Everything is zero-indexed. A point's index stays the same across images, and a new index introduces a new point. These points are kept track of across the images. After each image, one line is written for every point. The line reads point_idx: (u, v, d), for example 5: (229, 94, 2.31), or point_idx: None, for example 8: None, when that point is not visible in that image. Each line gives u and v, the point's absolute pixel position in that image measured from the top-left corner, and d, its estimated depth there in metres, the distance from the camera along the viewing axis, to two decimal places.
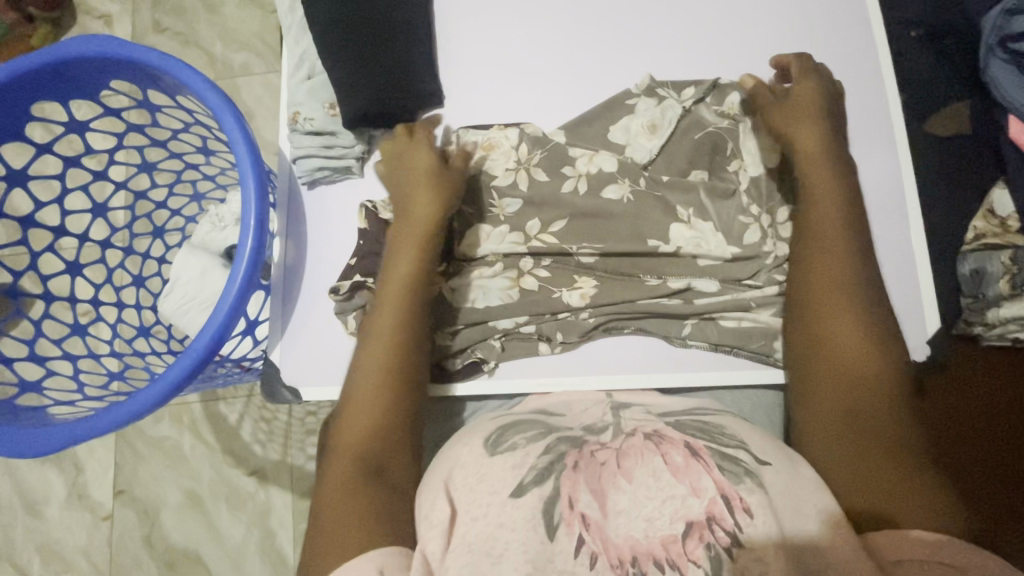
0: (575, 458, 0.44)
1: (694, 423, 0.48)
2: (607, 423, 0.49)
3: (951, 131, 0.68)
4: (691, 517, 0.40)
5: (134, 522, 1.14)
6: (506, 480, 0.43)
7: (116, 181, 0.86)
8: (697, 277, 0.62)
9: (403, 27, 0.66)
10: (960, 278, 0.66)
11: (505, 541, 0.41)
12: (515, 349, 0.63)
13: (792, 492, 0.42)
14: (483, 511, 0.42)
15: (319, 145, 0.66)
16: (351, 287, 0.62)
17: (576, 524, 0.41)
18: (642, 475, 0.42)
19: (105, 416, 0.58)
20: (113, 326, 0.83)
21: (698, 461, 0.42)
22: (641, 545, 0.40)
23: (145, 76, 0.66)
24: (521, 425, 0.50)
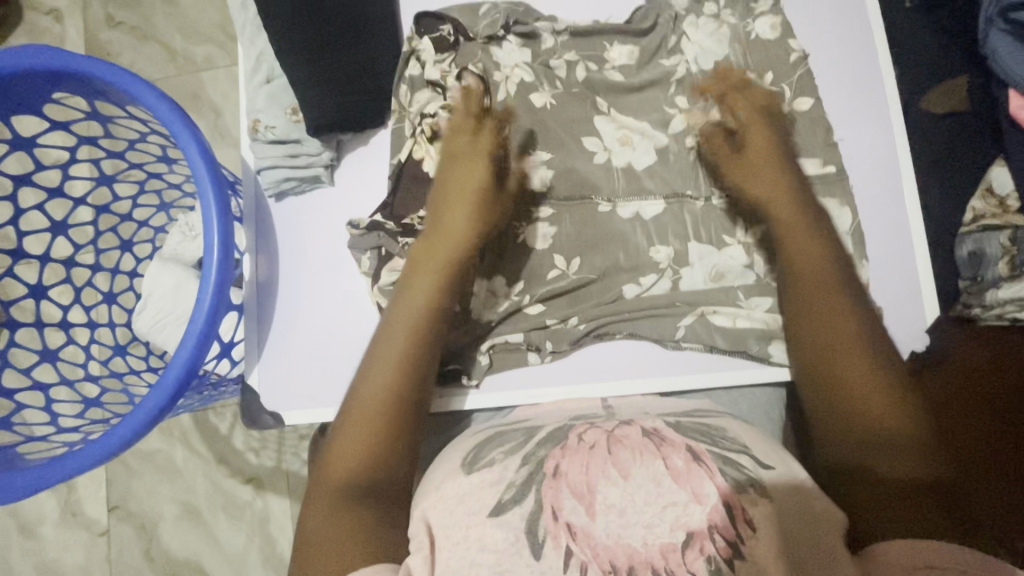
0: (554, 464, 0.41)
1: (694, 425, 0.47)
2: (599, 414, 0.51)
3: (949, 106, 0.65)
4: (692, 526, 0.38)
5: (132, 537, 1.12)
6: (484, 501, 0.41)
7: (76, 197, 0.81)
8: (635, 133, 0.64)
9: (370, 18, 0.62)
10: (958, 261, 0.63)
11: (485, 566, 0.39)
12: (496, 262, 0.61)
13: (795, 503, 0.41)
14: (463, 535, 0.40)
15: (284, 155, 0.62)
16: (370, 223, 0.60)
17: (562, 536, 0.38)
18: (642, 477, 0.40)
19: (77, 456, 0.55)
20: (87, 348, 0.79)
21: (701, 466, 0.40)
22: (639, 553, 0.37)
23: (90, 87, 0.61)
24: (498, 440, 0.48)
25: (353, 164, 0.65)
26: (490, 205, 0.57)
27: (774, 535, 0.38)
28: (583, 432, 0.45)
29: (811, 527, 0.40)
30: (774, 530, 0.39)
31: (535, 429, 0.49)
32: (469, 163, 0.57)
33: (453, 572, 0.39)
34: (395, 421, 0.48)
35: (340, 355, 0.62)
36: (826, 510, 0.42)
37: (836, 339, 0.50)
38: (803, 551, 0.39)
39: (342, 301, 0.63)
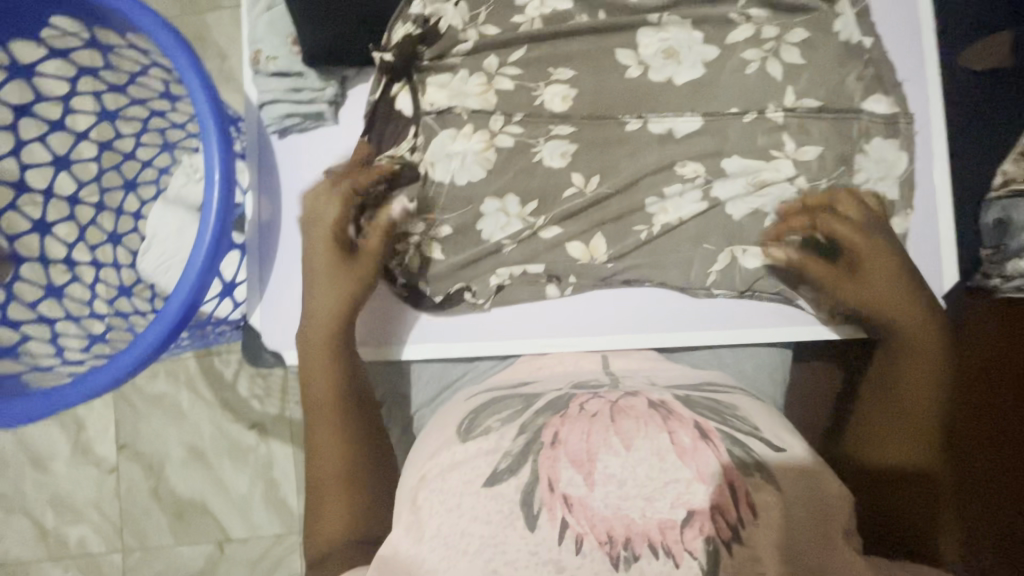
0: (553, 431, 0.39)
1: (704, 399, 0.43)
2: (602, 380, 0.47)
3: (989, 64, 0.62)
4: (694, 504, 0.35)
5: (140, 475, 1.15)
6: (480, 470, 0.39)
7: (78, 131, 0.79)
8: (681, 48, 0.59)
9: None
10: (982, 229, 0.61)
11: (477, 537, 0.36)
12: (513, 178, 0.59)
13: (801, 481, 0.39)
14: (456, 502, 0.38)
15: (286, 89, 0.60)
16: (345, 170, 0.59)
17: (557, 507, 0.36)
18: (645, 450, 0.37)
19: (80, 385, 0.56)
20: (92, 286, 0.79)
21: (708, 444, 0.37)
22: (636, 526, 0.35)
23: (87, 10, 0.59)
24: (495, 407, 0.45)
25: (356, 100, 0.63)
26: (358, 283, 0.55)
27: (779, 528, 0.36)
28: (583, 399, 0.42)
29: (824, 534, 0.38)
30: (779, 519, 0.36)
31: (534, 395, 0.46)
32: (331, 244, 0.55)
33: (444, 538, 0.37)
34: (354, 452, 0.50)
35: None
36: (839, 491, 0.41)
37: (883, 361, 0.53)
38: (805, 542, 0.37)
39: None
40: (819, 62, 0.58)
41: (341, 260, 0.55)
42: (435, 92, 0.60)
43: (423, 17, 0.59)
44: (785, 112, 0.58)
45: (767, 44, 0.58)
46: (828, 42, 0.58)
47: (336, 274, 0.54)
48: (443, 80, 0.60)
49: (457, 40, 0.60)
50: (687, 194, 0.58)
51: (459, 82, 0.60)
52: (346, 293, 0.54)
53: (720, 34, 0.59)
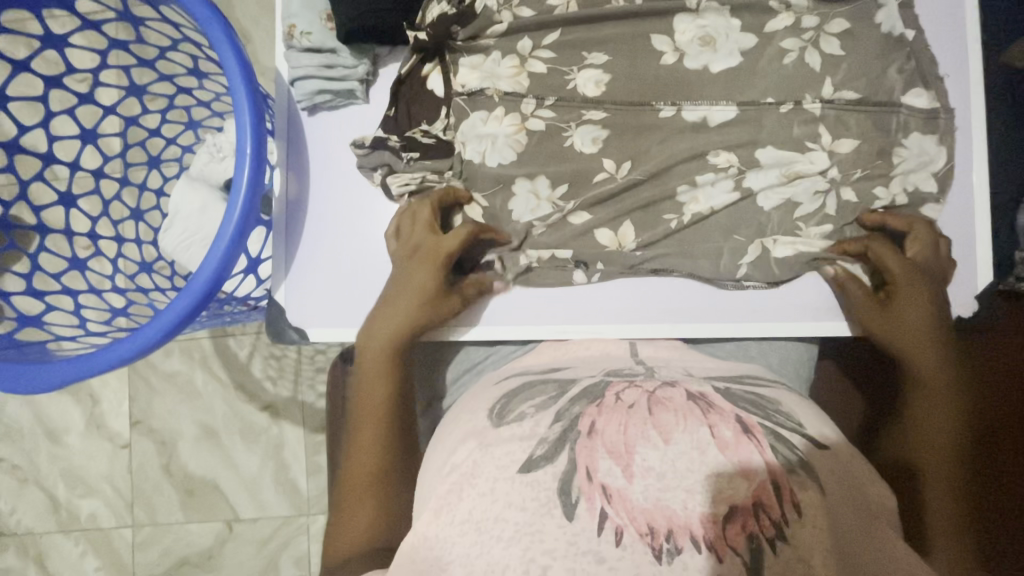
0: (589, 422, 0.38)
1: (745, 393, 0.42)
2: (636, 370, 0.46)
3: None
4: (736, 500, 0.34)
5: (153, 452, 1.16)
6: (515, 455, 0.38)
7: (105, 105, 0.79)
8: (718, 35, 0.59)
9: None
10: (1021, 231, 0.60)
11: (511, 523, 0.35)
12: (543, 162, 0.59)
13: (847, 480, 0.37)
14: (489, 488, 0.37)
15: (319, 65, 0.60)
16: (374, 141, 0.60)
17: (596, 498, 0.35)
18: (685, 443, 0.36)
19: (106, 354, 0.56)
20: (115, 260, 0.79)
21: (751, 439, 0.36)
22: (678, 518, 0.34)
23: None
24: (529, 392, 0.44)
25: (388, 79, 0.63)
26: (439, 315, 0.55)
27: (827, 531, 0.34)
28: (618, 388, 0.42)
29: (879, 542, 0.36)
30: (826, 522, 0.34)
31: (568, 381, 0.46)
32: (427, 274, 0.55)
33: (476, 523, 0.36)
34: (388, 440, 0.50)
35: (375, 267, 0.62)
36: (881, 498, 0.39)
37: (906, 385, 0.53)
38: (853, 547, 0.35)
39: (376, 226, 0.62)
40: (860, 54, 0.57)
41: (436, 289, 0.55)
42: (467, 71, 0.60)
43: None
44: (823, 103, 0.57)
45: (807, 34, 0.58)
46: (869, 34, 0.57)
47: (423, 301, 0.54)
48: (475, 62, 0.60)
49: (491, 22, 0.60)
50: (719, 184, 0.58)
51: (492, 64, 0.60)
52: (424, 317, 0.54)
53: (759, 23, 0.58)
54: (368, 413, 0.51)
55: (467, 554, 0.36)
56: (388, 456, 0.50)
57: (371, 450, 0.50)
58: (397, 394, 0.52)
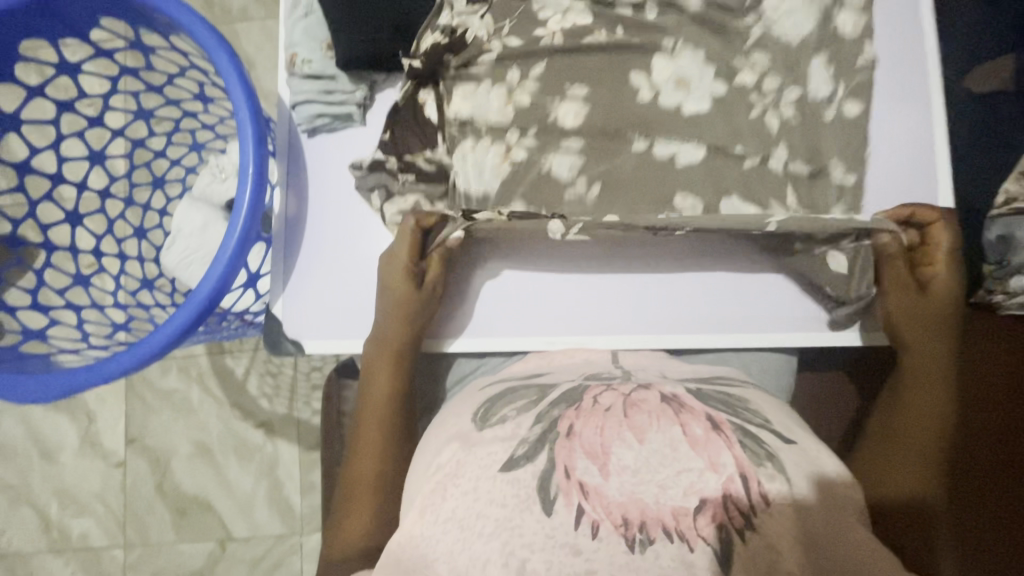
0: (567, 423, 0.41)
1: (716, 394, 0.45)
2: (615, 374, 0.49)
3: (992, 86, 0.64)
4: (706, 493, 0.36)
5: (146, 470, 1.17)
6: (497, 456, 0.40)
7: (113, 128, 0.83)
8: (691, 79, 0.62)
9: None
10: (986, 245, 0.62)
11: (492, 519, 0.37)
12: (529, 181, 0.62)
13: (812, 471, 0.40)
14: (472, 486, 0.39)
15: (318, 91, 0.64)
16: (370, 162, 0.63)
17: (573, 495, 0.37)
18: (658, 441, 0.39)
19: (107, 365, 0.58)
20: (117, 277, 0.81)
21: (720, 436, 0.39)
22: (651, 510, 0.36)
23: (136, 14, 0.63)
24: (510, 396, 0.47)
25: (384, 104, 0.66)
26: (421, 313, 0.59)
27: (791, 518, 0.37)
28: (596, 392, 0.44)
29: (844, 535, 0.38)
30: (790, 512, 0.37)
31: (550, 386, 0.48)
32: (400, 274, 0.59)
33: (460, 520, 0.38)
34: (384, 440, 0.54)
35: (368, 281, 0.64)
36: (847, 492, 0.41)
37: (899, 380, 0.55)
38: (819, 536, 0.37)
39: (369, 242, 0.65)
40: None
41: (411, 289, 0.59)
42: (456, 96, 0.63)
43: (449, 27, 0.62)
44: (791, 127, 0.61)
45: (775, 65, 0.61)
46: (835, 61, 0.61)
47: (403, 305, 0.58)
48: (467, 90, 0.63)
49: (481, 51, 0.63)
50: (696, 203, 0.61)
51: (483, 94, 0.63)
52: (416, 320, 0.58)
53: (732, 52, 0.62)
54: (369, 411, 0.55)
55: (451, 549, 0.37)
56: (386, 456, 0.53)
57: (371, 451, 0.53)
58: (395, 397, 0.56)
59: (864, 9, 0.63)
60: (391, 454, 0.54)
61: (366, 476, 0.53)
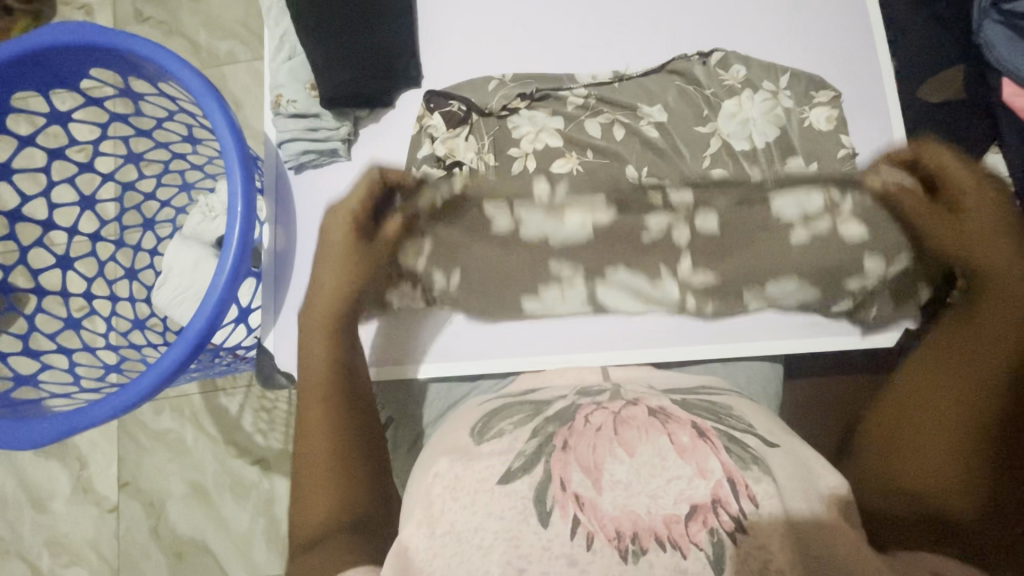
0: (562, 438, 0.41)
1: (701, 403, 0.46)
2: (604, 387, 0.51)
3: (945, 97, 0.67)
4: (696, 499, 0.37)
5: (140, 514, 1.14)
6: (495, 468, 0.41)
7: (103, 173, 0.84)
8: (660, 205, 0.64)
9: (389, 45, 0.66)
10: None
11: (490, 530, 0.38)
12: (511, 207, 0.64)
13: (799, 475, 0.41)
14: (473, 500, 0.40)
15: (304, 128, 0.66)
16: None
17: (570, 506, 0.38)
18: (648, 452, 0.39)
19: (99, 407, 0.58)
20: (108, 319, 0.82)
21: (706, 443, 0.40)
22: (643, 521, 0.37)
23: (127, 63, 0.65)
24: (505, 411, 0.48)
25: (368, 139, 0.68)
26: (364, 272, 0.58)
27: (782, 520, 0.37)
28: (587, 410, 0.44)
29: (835, 535, 0.39)
30: (780, 515, 0.37)
31: (546, 401, 0.49)
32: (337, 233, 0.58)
33: (457, 534, 0.39)
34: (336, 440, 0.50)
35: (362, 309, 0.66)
36: (837, 495, 0.42)
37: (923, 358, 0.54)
38: (809, 538, 0.38)
39: None
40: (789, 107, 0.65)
41: (354, 246, 0.58)
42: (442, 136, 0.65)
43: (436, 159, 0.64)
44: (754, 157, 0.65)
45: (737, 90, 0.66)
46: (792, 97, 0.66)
47: (343, 259, 0.57)
48: (447, 218, 0.63)
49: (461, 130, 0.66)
50: (672, 222, 0.64)
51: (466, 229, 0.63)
52: (348, 279, 0.57)
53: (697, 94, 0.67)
54: (311, 404, 0.52)
55: (448, 566, 0.38)
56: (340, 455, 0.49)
57: (321, 453, 0.49)
58: (338, 391, 0.53)
59: (813, 64, 0.69)
60: (347, 452, 0.50)
61: (321, 486, 0.48)
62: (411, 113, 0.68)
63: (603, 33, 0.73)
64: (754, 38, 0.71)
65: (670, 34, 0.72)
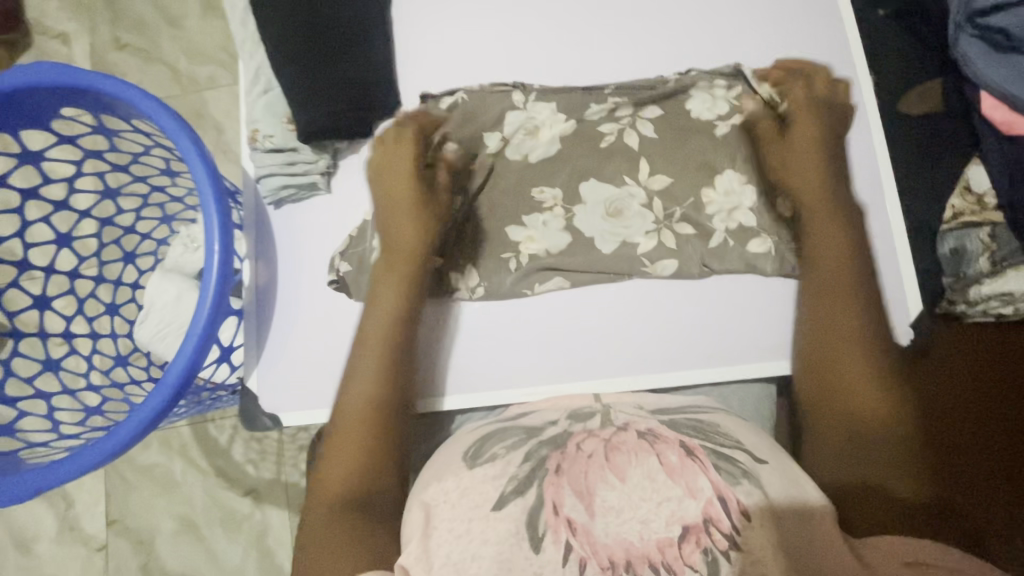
0: (556, 462, 0.40)
1: (687, 420, 0.45)
2: (594, 409, 0.49)
3: (923, 110, 0.68)
4: (688, 520, 0.37)
5: (130, 552, 1.12)
6: (488, 493, 0.40)
7: (80, 209, 0.83)
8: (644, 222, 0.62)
9: (354, 74, 0.64)
10: (942, 259, 0.64)
11: (488, 557, 0.37)
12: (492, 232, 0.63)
13: (792, 492, 0.40)
14: (466, 527, 0.39)
15: (281, 163, 0.65)
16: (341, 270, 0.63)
17: (562, 531, 0.38)
18: (638, 476, 0.39)
19: (77, 459, 0.56)
20: (89, 358, 0.80)
21: (694, 461, 0.39)
22: (636, 548, 0.37)
23: (99, 102, 0.64)
24: (499, 434, 0.46)
25: (348, 170, 0.67)
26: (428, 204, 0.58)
27: (772, 533, 0.37)
28: (579, 437, 0.43)
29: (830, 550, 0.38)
30: (771, 529, 0.37)
31: (537, 425, 0.47)
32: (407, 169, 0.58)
33: (454, 565, 0.38)
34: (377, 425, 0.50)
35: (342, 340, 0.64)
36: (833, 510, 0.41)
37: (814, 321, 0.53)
38: (800, 552, 0.37)
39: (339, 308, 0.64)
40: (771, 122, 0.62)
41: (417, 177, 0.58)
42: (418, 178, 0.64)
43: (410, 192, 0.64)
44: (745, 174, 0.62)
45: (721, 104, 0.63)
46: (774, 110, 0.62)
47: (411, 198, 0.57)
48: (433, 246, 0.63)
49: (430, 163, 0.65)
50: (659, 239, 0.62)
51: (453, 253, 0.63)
52: (419, 211, 0.58)
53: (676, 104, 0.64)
54: (361, 387, 0.52)
55: None
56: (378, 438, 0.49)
57: (358, 435, 0.49)
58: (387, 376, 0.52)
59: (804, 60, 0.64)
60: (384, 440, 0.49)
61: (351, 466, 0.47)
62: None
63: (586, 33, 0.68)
64: (733, 40, 0.65)
65: (663, 36, 0.66)
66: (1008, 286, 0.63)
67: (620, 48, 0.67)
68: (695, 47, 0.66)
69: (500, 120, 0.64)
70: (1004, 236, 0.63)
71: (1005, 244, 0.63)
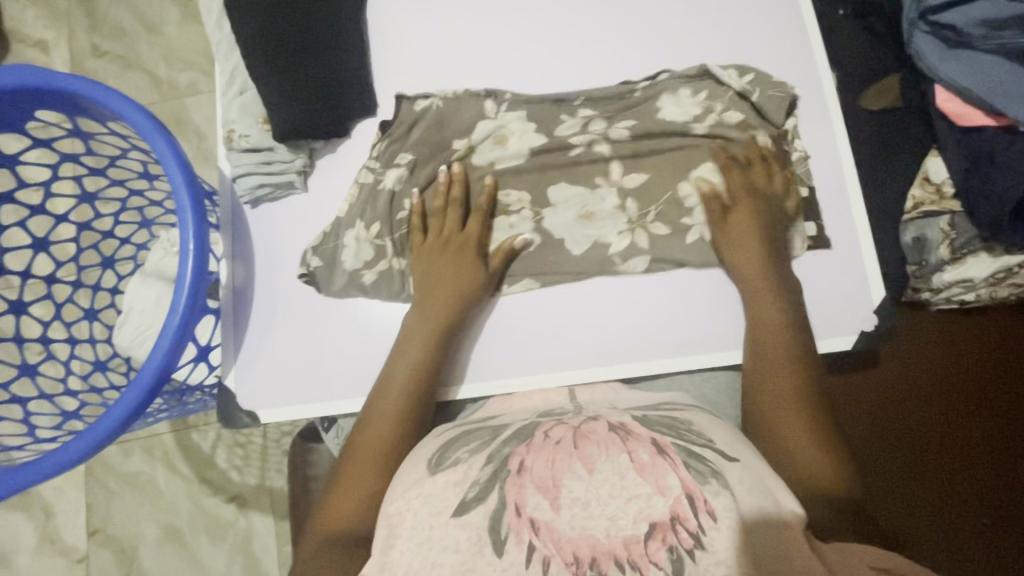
0: (518, 460, 0.41)
1: (662, 419, 0.46)
2: (567, 408, 0.50)
3: (886, 103, 0.70)
4: (656, 517, 0.37)
5: (111, 562, 1.10)
6: (448, 501, 0.40)
7: (57, 214, 0.82)
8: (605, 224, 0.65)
9: (327, 73, 0.65)
10: (904, 247, 0.67)
11: (448, 566, 0.37)
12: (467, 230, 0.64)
13: (760, 490, 0.40)
14: (426, 535, 0.39)
15: (257, 162, 0.65)
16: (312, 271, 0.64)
17: (525, 531, 0.37)
18: (607, 470, 0.39)
19: (49, 460, 0.56)
20: (67, 363, 0.79)
21: (665, 459, 0.39)
22: (601, 544, 0.36)
23: (73, 104, 0.64)
24: (464, 439, 0.48)
25: (324, 170, 0.68)
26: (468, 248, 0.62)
27: (738, 534, 0.37)
28: (548, 427, 0.45)
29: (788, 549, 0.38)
30: (737, 529, 0.37)
31: (502, 426, 0.48)
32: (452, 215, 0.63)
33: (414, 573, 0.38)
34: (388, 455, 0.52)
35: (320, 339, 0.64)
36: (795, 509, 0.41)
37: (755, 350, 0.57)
38: (763, 553, 0.37)
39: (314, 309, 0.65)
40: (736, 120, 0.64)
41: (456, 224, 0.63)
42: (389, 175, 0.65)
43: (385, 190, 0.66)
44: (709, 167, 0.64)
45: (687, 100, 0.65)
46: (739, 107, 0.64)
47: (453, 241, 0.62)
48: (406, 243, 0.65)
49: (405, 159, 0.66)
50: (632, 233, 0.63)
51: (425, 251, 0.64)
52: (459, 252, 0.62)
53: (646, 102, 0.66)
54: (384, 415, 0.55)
55: None
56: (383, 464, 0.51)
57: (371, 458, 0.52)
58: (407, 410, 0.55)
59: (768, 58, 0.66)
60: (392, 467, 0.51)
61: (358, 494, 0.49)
62: (366, 145, 0.68)
63: (557, 34, 0.69)
64: (698, 40, 0.67)
65: (631, 36, 0.68)
66: (968, 272, 0.65)
67: (590, 48, 0.69)
68: (664, 47, 0.68)
69: (473, 120, 0.66)
70: (962, 225, 0.64)
71: (963, 232, 0.64)
